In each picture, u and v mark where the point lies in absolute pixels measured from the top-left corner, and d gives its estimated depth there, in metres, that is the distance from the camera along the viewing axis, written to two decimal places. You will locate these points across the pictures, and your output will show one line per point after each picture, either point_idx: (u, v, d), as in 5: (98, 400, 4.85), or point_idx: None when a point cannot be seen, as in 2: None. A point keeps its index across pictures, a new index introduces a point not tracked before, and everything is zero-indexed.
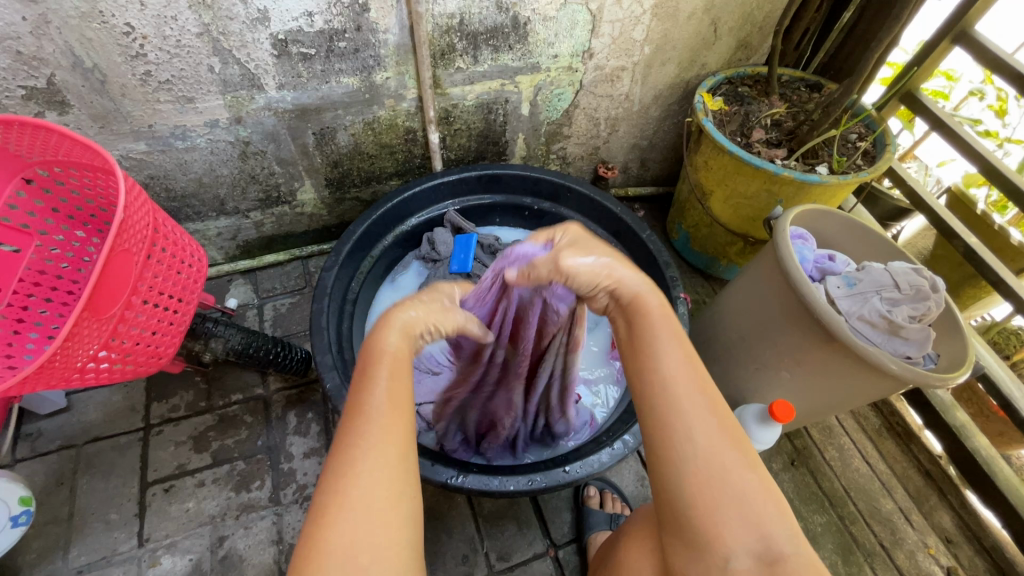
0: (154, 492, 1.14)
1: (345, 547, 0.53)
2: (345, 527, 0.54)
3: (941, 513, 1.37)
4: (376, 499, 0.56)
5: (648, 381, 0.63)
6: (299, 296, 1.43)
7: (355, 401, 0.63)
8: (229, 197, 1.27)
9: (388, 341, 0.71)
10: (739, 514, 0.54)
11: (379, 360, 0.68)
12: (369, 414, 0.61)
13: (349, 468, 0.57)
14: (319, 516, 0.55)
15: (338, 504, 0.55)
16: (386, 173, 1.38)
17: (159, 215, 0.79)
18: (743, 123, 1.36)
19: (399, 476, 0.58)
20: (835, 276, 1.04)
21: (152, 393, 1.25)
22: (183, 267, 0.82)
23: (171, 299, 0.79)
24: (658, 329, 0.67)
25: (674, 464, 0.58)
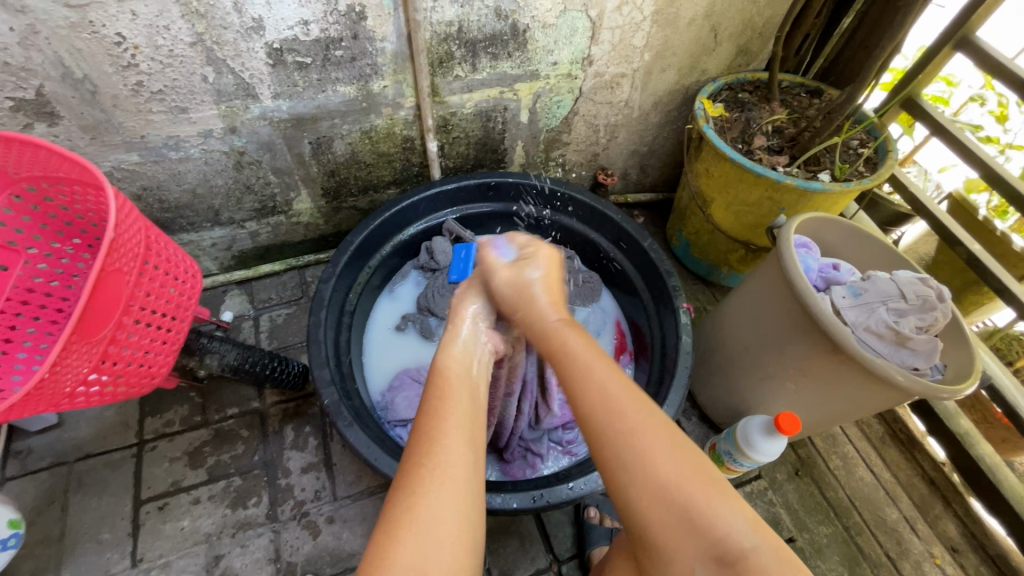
0: (148, 510, 1.12)
1: (416, 561, 0.54)
2: (417, 538, 0.56)
3: (946, 522, 1.35)
4: (444, 515, 0.57)
5: (593, 402, 0.63)
6: (295, 307, 1.40)
7: (422, 419, 0.67)
8: (224, 207, 1.25)
9: (450, 358, 0.77)
10: (698, 519, 0.54)
11: (444, 377, 0.73)
12: (437, 431, 0.64)
13: (417, 480, 0.60)
14: (389, 533, 0.56)
15: (408, 517, 0.57)
16: (384, 181, 1.36)
17: (151, 230, 0.77)
18: (743, 130, 1.35)
19: (464, 489, 0.60)
20: (840, 286, 1.02)
21: (146, 408, 1.23)
22: (176, 284, 0.80)
23: (164, 317, 0.77)
24: (581, 356, 0.69)
25: (633, 481, 0.57)
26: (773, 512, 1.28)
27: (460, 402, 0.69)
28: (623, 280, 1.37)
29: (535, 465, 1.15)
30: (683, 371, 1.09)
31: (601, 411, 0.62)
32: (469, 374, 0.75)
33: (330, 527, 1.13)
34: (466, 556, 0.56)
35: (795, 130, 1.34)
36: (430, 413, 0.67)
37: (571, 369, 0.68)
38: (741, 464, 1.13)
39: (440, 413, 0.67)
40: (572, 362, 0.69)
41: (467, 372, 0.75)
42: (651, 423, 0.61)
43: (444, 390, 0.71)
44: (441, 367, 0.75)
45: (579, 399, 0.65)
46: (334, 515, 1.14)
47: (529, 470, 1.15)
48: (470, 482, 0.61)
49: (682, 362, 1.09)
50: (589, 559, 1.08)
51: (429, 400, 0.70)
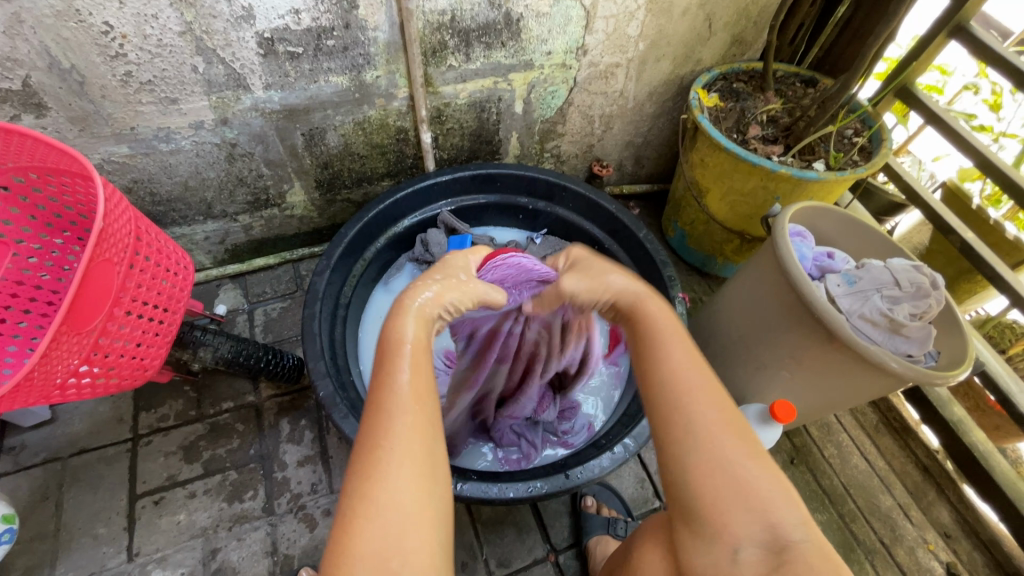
0: (143, 505, 1.11)
1: (377, 547, 0.53)
2: (375, 521, 0.55)
3: (939, 508, 1.37)
4: (403, 497, 0.56)
5: (669, 378, 0.65)
6: (290, 301, 1.40)
7: (372, 394, 0.64)
8: (216, 200, 1.24)
9: (402, 327, 0.73)
10: (754, 502, 0.56)
11: (392, 356, 0.68)
12: (390, 410, 0.62)
13: (375, 462, 0.58)
14: (351, 514, 0.56)
15: (365, 501, 0.56)
16: (378, 174, 1.35)
17: (141, 221, 0.76)
18: (738, 119, 1.35)
19: (423, 468, 0.59)
20: (834, 274, 1.03)
21: (140, 403, 1.22)
22: (168, 276, 0.79)
23: (156, 309, 0.77)
24: (666, 339, 0.71)
25: (697, 453, 0.59)
26: None
27: (409, 379, 0.66)
28: None
29: (531, 455, 1.16)
30: None
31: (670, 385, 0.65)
32: (421, 353, 0.70)
33: (326, 519, 1.13)
34: (428, 532, 0.56)
35: (789, 119, 1.34)
36: (380, 391, 0.64)
37: (655, 348, 0.70)
38: None
39: (392, 392, 0.64)
40: (659, 342, 0.70)
41: (419, 347, 0.71)
42: (724, 413, 0.62)
43: (393, 365, 0.67)
44: (394, 347, 0.69)
45: (659, 375, 0.66)
46: (331, 508, 1.14)
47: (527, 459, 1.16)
48: (427, 461, 0.60)
49: None
50: (586, 548, 1.08)
51: (377, 372, 0.67)
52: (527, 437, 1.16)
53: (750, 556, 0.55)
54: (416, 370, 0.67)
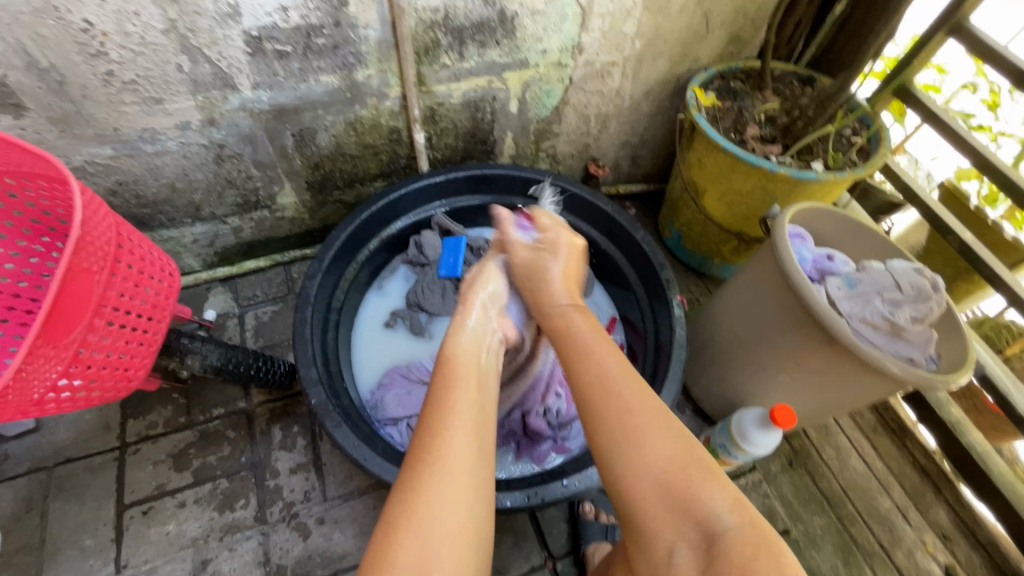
0: (132, 515, 1.09)
1: (417, 556, 0.58)
2: (417, 535, 0.59)
3: (937, 510, 1.36)
4: (444, 510, 0.61)
5: (597, 389, 0.68)
6: (282, 304, 1.37)
7: (425, 414, 0.70)
8: (205, 202, 1.21)
9: (456, 346, 0.81)
10: (687, 502, 0.59)
11: (450, 374, 0.75)
12: (442, 427, 0.67)
13: (422, 476, 0.63)
14: (393, 523, 0.60)
15: (408, 510, 0.60)
16: (371, 174, 1.32)
17: (123, 226, 0.73)
18: (736, 119, 1.33)
19: (467, 491, 0.63)
20: (835, 277, 1.02)
21: (127, 410, 1.20)
22: (152, 283, 0.77)
23: (140, 318, 0.74)
24: (592, 345, 0.73)
25: (631, 464, 0.62)
26: (768, 504, 1.27)
27: (462, 400, 0.71)
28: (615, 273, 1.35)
29: (538, 459, 1.14)
30: (677, 363, 1.08)
31: (600, 394, 0.67)
32: (472, 372, 0.77)
33: (320, 528, 1.11)
34: (465, 546, 0.60)
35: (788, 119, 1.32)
36: (433, 407, 0.70)
37: (584, 357, 0.72)
38: (736, 457, 1.12)
39: (445, 410, 0.69)
40: (588, 351, 0.73)
41: (472, 366, 0.78)
42: (647, 405, 0.66)
43: (451, 383, 0.74)
44: (450, 367, 0.76)
45: (587, 390, 0.69)
46: (325, 516, 1.12)
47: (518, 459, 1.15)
48: (469, 479, 0.64)
49: (675, 356, 1.09)
50: (585, 555, 1.06)
51: (434, 390, 0.73)
52: (527, 440, 1.16)
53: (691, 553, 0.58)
54: (470, 390, 0.73)
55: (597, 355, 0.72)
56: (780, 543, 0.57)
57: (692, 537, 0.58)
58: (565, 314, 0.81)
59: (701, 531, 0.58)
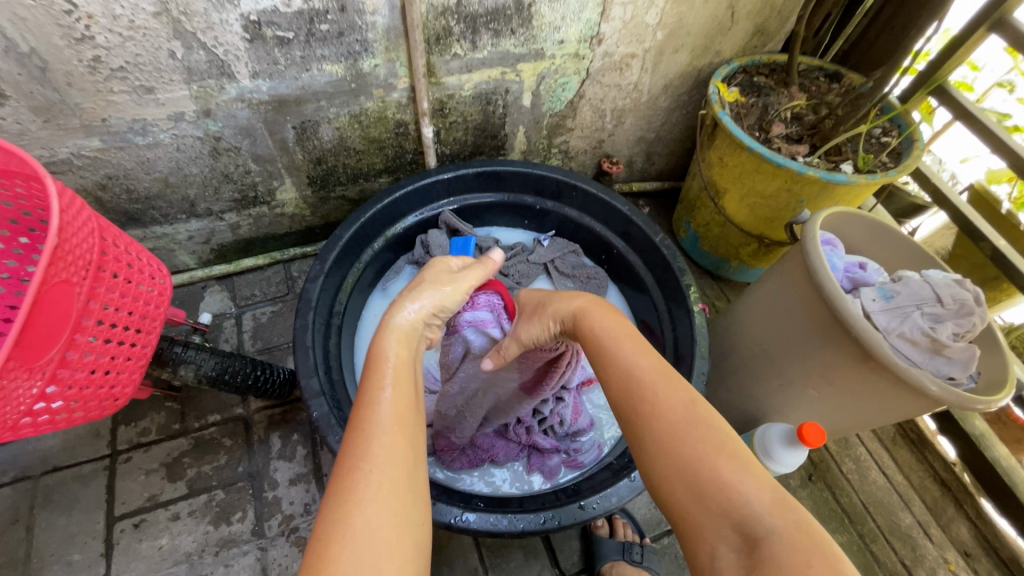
0: (122, 528, 1.03)
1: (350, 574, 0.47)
2: (350, 550, 0.48)
3: (958, 525, 1.32)
4: (377, 519, 0.50)
5: (626, 391, 0.63)
6: (281, 305, 1.31)
7: (355, 411, 0.59)
8: (200, 197, 1.15)
9: (391, 342, 0.67)
10: (721, 489, 0.52)
11: (378, 366, 0.63)
12: (368, 426, 0.57)
13: (348, 485, 0.52)
14: (321, 542, 0.49)
15: (335, 524, 0.50)
16: (375, 170, 1.25)
17: (107, 230, 0.67)
18: (760, 116, 1.27)
19: (399, 494, 0.53)
20: (869, 287, 0.95)
21: (119, 416, 1.14)
22: (140, 292, 0.70)
23: (128, 331, 0.67)
24: (621, 339, 0.68)
25: (665, 457, 0.56)
26: None
27: (391, 395, 0.60)
28: (630, 277, 1.29)
29: (549, 474, 1.11)
30: (699, 377, 1.02)
31: (627, 396, 0.62)
32: (405, 366, 0.65)
33: None
34: (401, 558, 0.49)
35: (815, 117, 1.26)
36: (361, 403, 0.59)
37: (611, 358, 0.67)
38: None
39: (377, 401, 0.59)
40: (614, 352, 0.67)
41: (401, 358, 0.66)
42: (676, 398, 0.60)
43: (376, 376, 0.62)
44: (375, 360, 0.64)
45: (618, 390, 0.64)
46: None
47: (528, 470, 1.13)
48: (403, 480, 0.54)
49: (697, 370, 1.02)
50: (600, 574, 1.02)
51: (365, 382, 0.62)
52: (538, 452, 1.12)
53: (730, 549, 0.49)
54: (407, 380, 0.63)
55: (621, 354, 0.66)
56: (832, 542, 0.47)
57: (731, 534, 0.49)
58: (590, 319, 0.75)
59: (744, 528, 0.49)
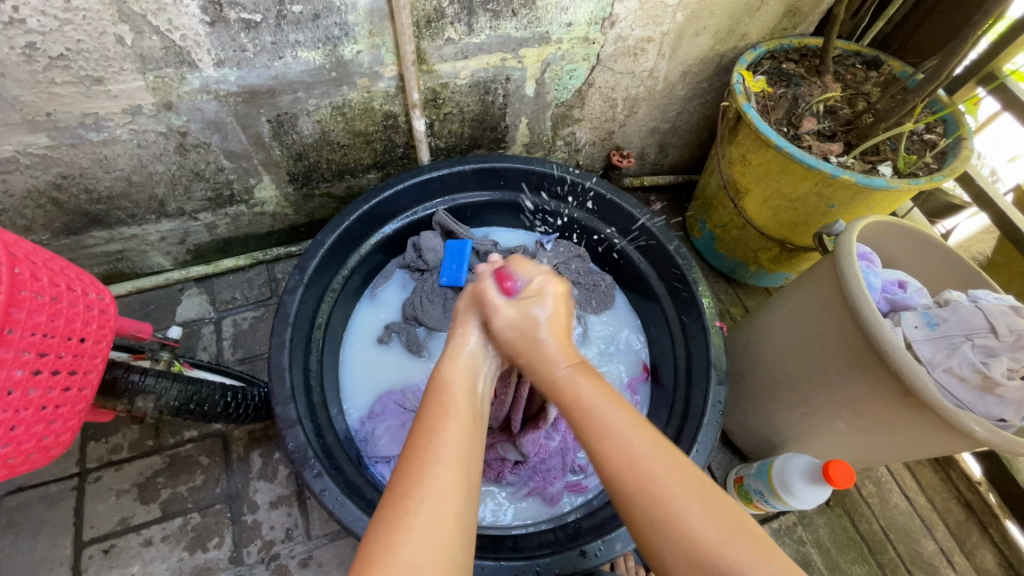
0: (91, 554, 0.97)
1: None
2: None
3: (984, 552, 1.24)
4: (424, 554, 0.50)
5: (627, 473, 0.56)
6: (263, 310, 1.22)
7: (411, 443, 0.59)
8: (169, 196, 1.05)
9: (453, 372, 0.69)
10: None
11: (443, 402, 0.64)
12: (426, 458, 0.57)
13: (399, 517, 0.52)
14: (364, 564, 0.50)
15: (383, 554, 0.50)
16: (362, 165, 1.14)
17: (17, 252, 0.56)
18: (789, 109, 1.14)
19: (450, 533, 0.53)
20: (910, 312, 0.85)
21: (88, 431, 1.06)
22: (74, 328, 0.61)
23: (56, 375, 0.58)
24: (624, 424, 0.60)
25: (668, 542, 0.53)
26: (804, 552, 1.16)
27: (454, 431, 0.60)
28: (640, 284, 1.18)
29: (551, 501, 1.00)
30: (715, 405, 0.92)
31: (633, 480, 0.56)
32: (468, 400, 0.66)
33: (302, 572, 0.99)
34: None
35: (850, 111, 1.14)
36: (420, 434, 0.60)
37: (599, 436, 0.59)
38: (772, 505, 0.99)
39: (432, 435, 0.59)
40: (607, 425, 0.60)
41: (468, 395, 0.66)
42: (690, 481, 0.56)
43: (444, 411, 0.63)
44: (444, 395, 0.65)
45: (613, 471, 0.57)
46: (308, 558, 1.00)
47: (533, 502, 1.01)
48: (455, 522, 0.53)
49: (713, 398, 0.93)
50: None
51: (423, 417, 0.62)
52: (539, 474, 1.00)
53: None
54: (465, 419, 0.62)
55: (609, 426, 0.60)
56: None
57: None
58: (570, 379, 0.67)
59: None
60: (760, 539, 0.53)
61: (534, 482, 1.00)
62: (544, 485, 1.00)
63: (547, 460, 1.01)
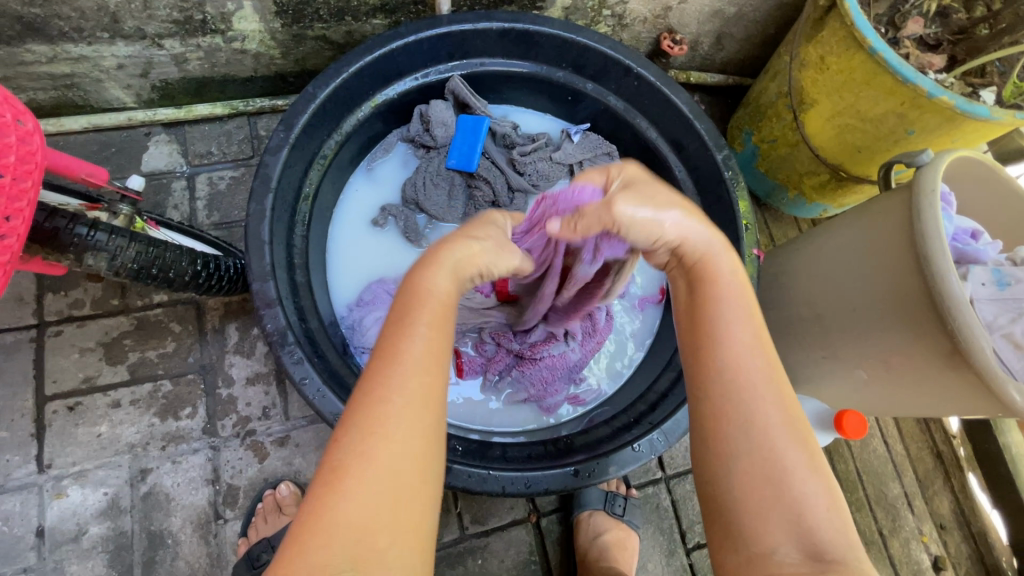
0: (55, 409, 0.92)
1: (353, 515, 0.42)
2: (358, 488, 0.43)
3: (942, 499, 1.27)
4: (397, 477, 0.44)
5: (721, 378, 0.52)
6: (242, 170, 1.06)
7: (388, 341, 0.50)
8: (125, 10, 0.85)
9: (432, 279, 0.54)
10: (797, 512, 0.46)
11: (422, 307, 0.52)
12: (394, 374, 0.47)
13: (367, 429, 0.45)
14: (327, 484, 0.43)
15: (358, 457, 0.44)
16: (367, 5, 0.93)
17: None
18: (894, 4, 0.94)
19: (427, 449, 0.46)
20: (979, 265, 0.75)
21: (45, 281, 0.96)
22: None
23: None
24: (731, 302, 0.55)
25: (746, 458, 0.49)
26: None
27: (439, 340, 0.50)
28: None
29: (546, 410, 0.96)
30: None
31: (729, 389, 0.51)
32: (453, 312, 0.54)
33: (279, 451, 0.96)
34: (422, 519, 0.44)
35: (965, 17, 0.94)
36: (387, 344, 0.50)
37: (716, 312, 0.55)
38: None
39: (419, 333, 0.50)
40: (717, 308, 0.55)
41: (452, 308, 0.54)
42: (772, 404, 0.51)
43: (408, 322, 0.51)
44: (416, 299, 0.52)
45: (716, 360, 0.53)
46: (286, 438, 0.97)
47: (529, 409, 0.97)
48: (431, 445, 0.46)
49: None
50: (578, 520, 0.99)
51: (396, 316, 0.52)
52: (541, 380, 0.94)
53: (791, 556, 0.45)
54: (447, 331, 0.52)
55: (725, 315, 0.54)
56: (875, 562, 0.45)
57: (793, 546, 0.45)
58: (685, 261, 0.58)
59: (805, 549, 0.45)
60: (814, 444, 0.50)
61: (539, 389, 0.95)
62: (547, 392, 0.95)
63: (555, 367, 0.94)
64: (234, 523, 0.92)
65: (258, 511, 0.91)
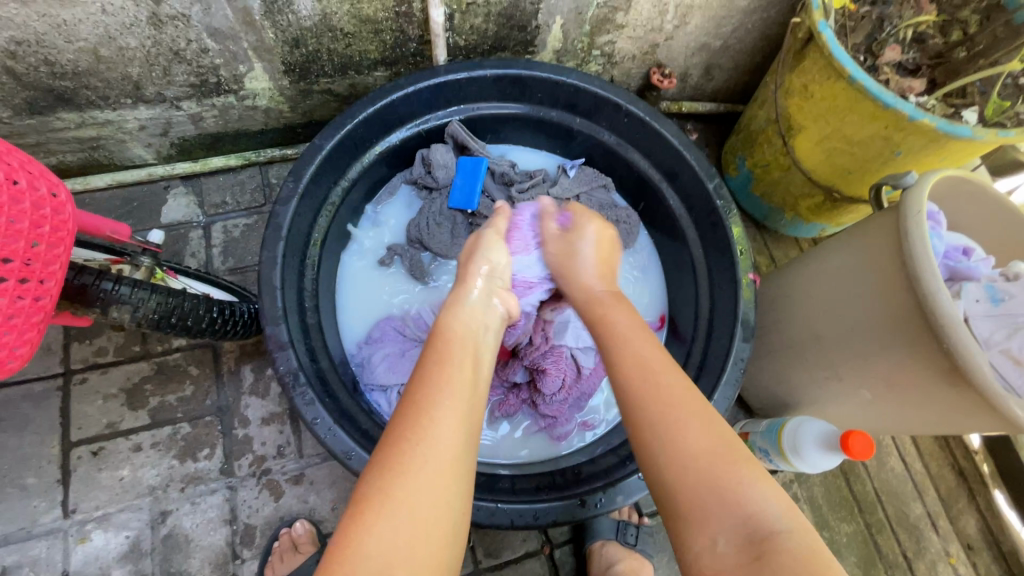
0: (80, 455, 0.96)
1: (382, 549, 0.47)
2: (387, 521, 0.48)
3: (968, 518, 1.23)
4: (422, 495, 0.50)
5: (644, 386, 0.61)
6: (256, 218, 1.12)
7: (410, 389, 0.58)
8: (146, 78, 0.92)
9: (453, 320, 0.68)
10: (732, 503, 0.51)
11: (443, 349, 0.63)
12: (426, 408, 0.55)
13: (396, 458, 0.52)
14: (362, 504, 0.50)
15: (380, 493, 0.50)
16: (369, 60, 0.99)
17: None
18: (871, 33, 0.98)
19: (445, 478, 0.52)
20: (973, 283, 0.77)
21: (71, 332, 1.01)
22: (19, 230, 0.53)
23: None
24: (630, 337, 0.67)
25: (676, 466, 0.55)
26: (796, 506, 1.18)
27: (456, 375, 0.59)
28: (666, 224, 1.08)
29: (557, 440, 0.97)
30: (734, 364, 0.85)
31: (650, 404, 0.59)
32: (467, 348, 0.64)
33: (294, 489, 0.98)
34: (440, 546, 0.49)
35: (941, 41, 0.97)
36: (421, 378, 0.59)
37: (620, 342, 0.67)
38: (774, 464, 0.99)
39: (430, 377, 0.59)
40: (625, 342, 0.67)
41: (466, 344, 0.64)
42: (684, 405, 0.59)
43: (444, 359, 0.61)
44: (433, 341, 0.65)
45: (627, 368, 0.63)
46: (301, 475, 0.99)
47: (538, 443, 0.98)
48: (458, 458, 0.53)
49: (735, 355, 0.86)
50: (588, 551, 0.98)
51: (425, 362, 0.61)
52: (552, 413, 0.97)
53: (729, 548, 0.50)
54: (465, 366, 0.61)
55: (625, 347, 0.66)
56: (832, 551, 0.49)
57: (731, 534, 0.50)
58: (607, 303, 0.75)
59: (744, 533, 0.50)
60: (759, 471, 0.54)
61: (550, 422, 0.97)
62: (558, 425, 0.97)
63: (562, 402, 0.97)
64: (251, 563, 0.94)
65: (274, 551, 0.92)
